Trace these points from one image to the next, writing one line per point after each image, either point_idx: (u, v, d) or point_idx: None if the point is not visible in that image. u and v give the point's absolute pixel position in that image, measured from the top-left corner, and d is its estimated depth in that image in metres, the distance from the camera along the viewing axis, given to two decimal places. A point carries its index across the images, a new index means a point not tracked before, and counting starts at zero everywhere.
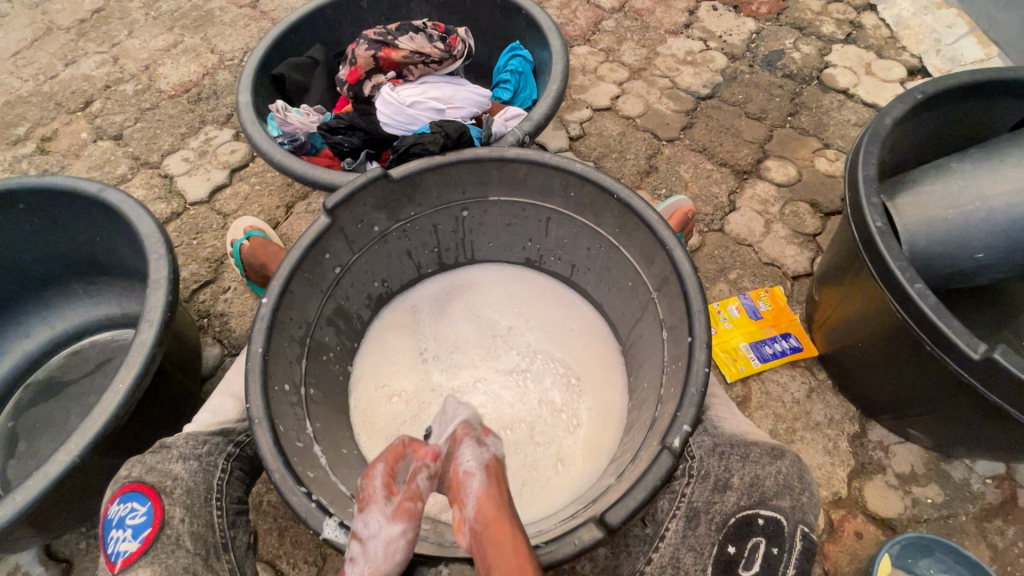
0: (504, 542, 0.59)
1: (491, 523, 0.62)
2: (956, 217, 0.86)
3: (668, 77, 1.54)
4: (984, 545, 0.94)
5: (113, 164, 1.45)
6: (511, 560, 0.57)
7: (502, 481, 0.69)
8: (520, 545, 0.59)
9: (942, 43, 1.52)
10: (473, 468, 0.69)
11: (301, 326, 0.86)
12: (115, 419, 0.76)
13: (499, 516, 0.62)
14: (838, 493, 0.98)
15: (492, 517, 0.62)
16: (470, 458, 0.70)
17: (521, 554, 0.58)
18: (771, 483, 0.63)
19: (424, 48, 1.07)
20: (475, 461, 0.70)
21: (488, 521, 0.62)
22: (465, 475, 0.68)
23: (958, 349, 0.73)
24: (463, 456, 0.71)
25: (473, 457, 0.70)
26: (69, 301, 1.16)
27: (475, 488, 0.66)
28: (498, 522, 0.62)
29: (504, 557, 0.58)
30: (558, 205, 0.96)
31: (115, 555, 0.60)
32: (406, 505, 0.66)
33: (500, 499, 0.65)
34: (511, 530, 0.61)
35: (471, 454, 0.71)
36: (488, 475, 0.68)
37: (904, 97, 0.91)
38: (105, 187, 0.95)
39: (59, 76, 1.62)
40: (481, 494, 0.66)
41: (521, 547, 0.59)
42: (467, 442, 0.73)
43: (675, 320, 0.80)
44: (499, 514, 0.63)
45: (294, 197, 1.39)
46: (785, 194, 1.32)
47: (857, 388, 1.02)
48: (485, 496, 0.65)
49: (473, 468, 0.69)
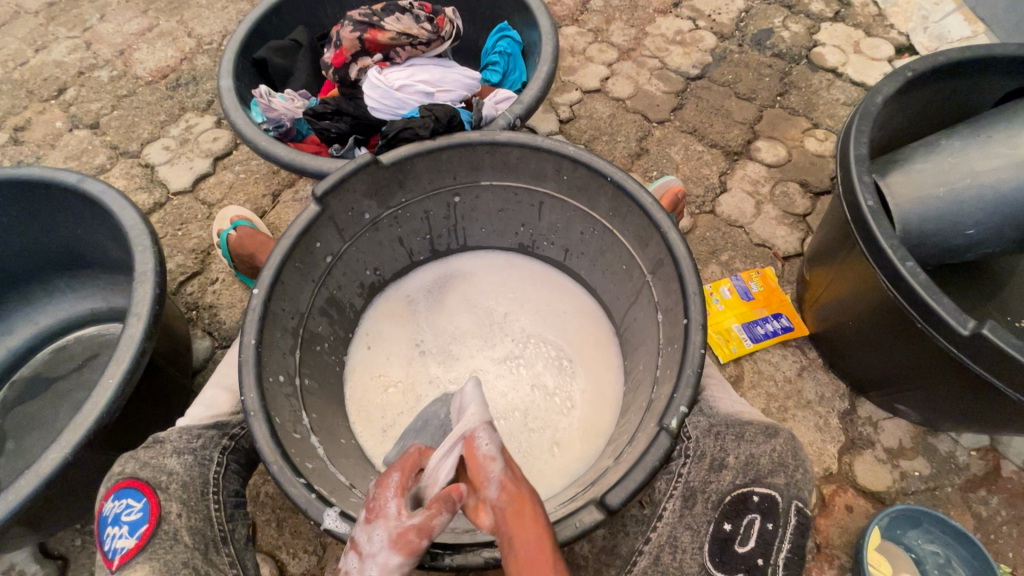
0: (523, 517, 0.59)
1: (515, 498, 0.60)
2: (947, 194, 0.87)
3: (657, 57, 1.53)
4: (969, 515, 0.96)
5: (91, 153, 1.41)
6: (532, 532, 0.57)
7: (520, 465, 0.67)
8: (543, 522, 0.58)
9: (930, 21, 1.52)
10: (492, 452, 0.67)
11: (294, 316, 0.85)
12: (105, 415, 0.75)
13: (522, 494, 0.61)
14: (829, 468, 1.00)
15: (515, 493, 0.61)
16: (488, 442, 0.68)
17: (542, 527, 0.58)
18: (766, 461, 0.63)
19: (411, 29, 1.05)
20: (494, 446, 0.68)
21: (511, 497, 0.61)
22: (485, 459, 0.66)
23: (948, 326, 0.74)
24: (481, 441, 0.68)
25: (492, 443, 0.68)
26: (50, 297, 1.14)
27: (495, 472, 0.64)
28: (522, 498, 0.60)
29: (527, 534, 0.57)
30: (551, 189, 0.95)
31: (113, 552, 0.60)
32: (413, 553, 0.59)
33: (520, 479, 0.64)
34: (532, 508, 0.60)
35: (489, 440, 0.68)
36: (507, 461, 0.66)
37: (894, 75, 0.91)
38: (85, 178, 0.92)
39: (30, 62, 1.57)
40: (503, 478, 0.63)
41: (542, 522, 0.59)
42: (485, 427, 0.70)
43: (671, 303, 0.80)
44: (522, 491, 0.61)
45: (280, 184, 1.36)
46: (775, 174, 1.32)
47: (846, 366, 1.04)
48: (508, 475, 0.64)
49: (493, 452, 0.67)
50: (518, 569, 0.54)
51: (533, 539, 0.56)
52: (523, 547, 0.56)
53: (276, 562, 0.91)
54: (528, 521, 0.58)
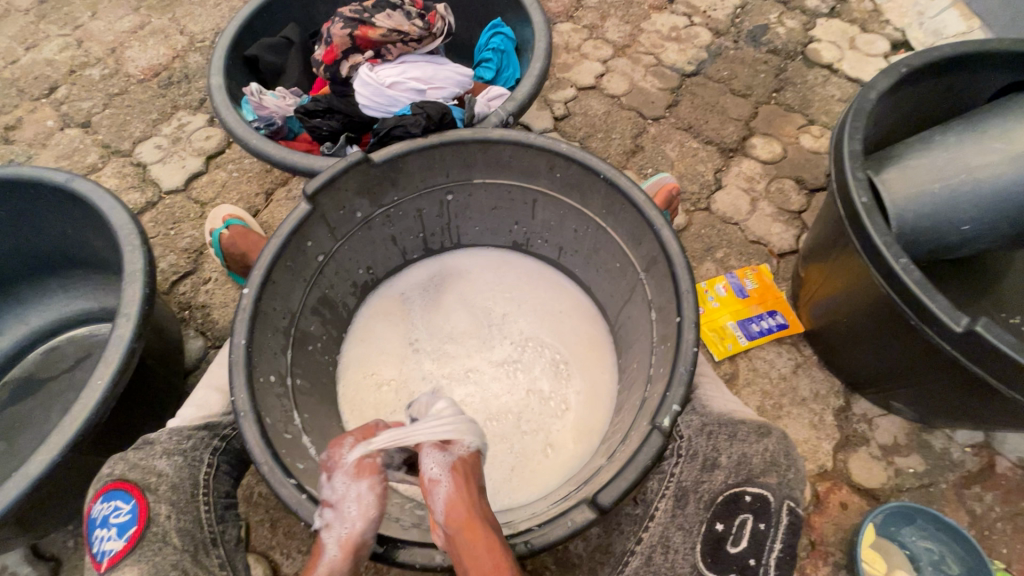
0: (474, 544, 0.60)
1: (463, 528, 0.61)
2: (941, 190, 0.87)
3: (653, 54, 1.52)
4: (963, 511, 0.96)
5: (82, 152, 1.40)
6: (481, 561, 0.58)
7: (472, 479, 0.68)
8: (495, 547, 0.60)
9: (925, 16, 1.52)
10: (438, 476, 0.67)
11: (285, 316, 0.85)
12: (95, 416, 0.74)
13: (470, 519, 0.62)
14: (824, 466, 0.99)
15: (461, 522, 0.62)
16: (433, 465, 0.68)
17: (497, 554, 0.59)
18: (758, 460, 0.63)
19: (402, 25, 1.03)
20: (438, 467, 0.68)
21: (459, 526, 0.62)
22: (430, 485, 0.67)
23: (941, 323, 0.74)
24: (426, 462, 0.68)
25: (436, 463, 0.68)
26: (42, 296, 1.13)
27: (441, 497, 0.65)
28: (469, 527, 0.61)
29: (477, 564, 0.58)
30: (544, 186, 0.94)
31: (102, 555, 0.60)
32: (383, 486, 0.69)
33: (469, 500, 0.65)
34: (484, 534, 0.61)
35: (435, 459, 0.68)
36: (455, 481, 0.66)
37: (889, 71, 0.90)
38: (73, 177, 0.91)
39: (20, 61, 1.56)
40: (450, 501, 0.64)
41: (495, 546, 0.60)
42: (430, 444, 0.69)
43: (664, 301, 0.80)
44: (469, 517, 0.63)
45: (273, 183, 1.36)
46: (771, 171, 1.32)
47: (841, 362, 1.04)
48: (454, 499, 0.64)
49: (438, 475, 0.67)
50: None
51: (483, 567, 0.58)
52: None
53: (270, 563, 0.91)
54: (479, 547, 0.60)
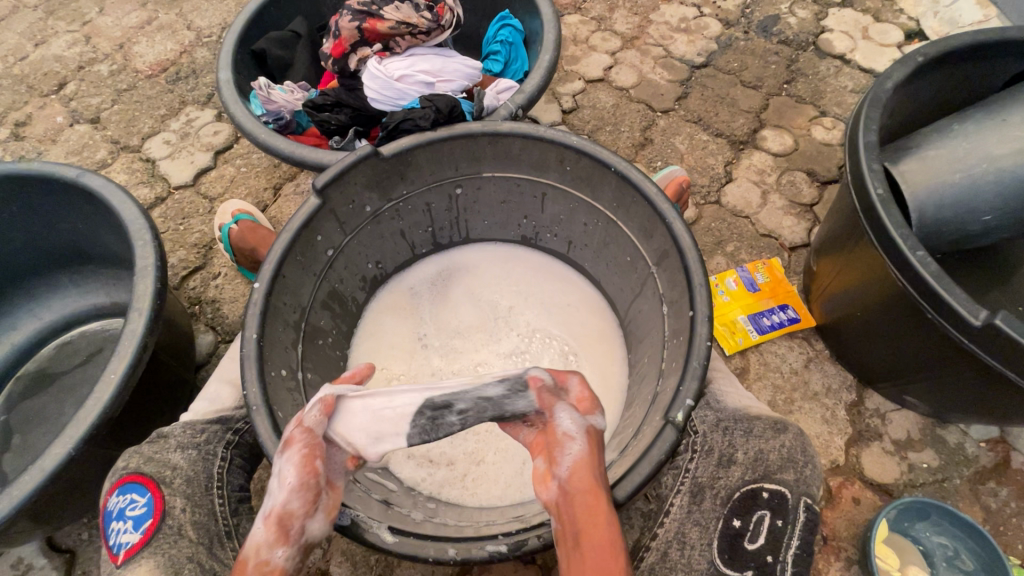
0: (598, 513, 0.55)
1: (589, 492, 0.57)
2: (962, 181, 0.85)
3: (662, 45, 1.50)
4: (977, 507, 0.95)
5: (91, 148, 1.41)
6: (604, 536, 0.54)
7: (602, 452, 0.62)
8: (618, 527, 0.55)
9: (940, 5, 1.49)
10: (574, 431, 0.61)
11: (296, 311, 0.85)
12: (109, 410, 0.75)
13: (595, 490, 0.57)
14: (836, 461, 0.99)
15: (589, 487, 0.57)
16: (569, 420, 0.63)
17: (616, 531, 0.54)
18: (775, 457, 0.63)
19: (410, 17, 1.02)
20: (575, 425, 0.62)
21: (585, 490, 0.57)
22: (564, 437, 0.61)
23: (959, 316, 0.73)
24: (562, 416, 0.63)
25: (572, 419, 0.63)
26: (55, 292, 1.14)
27: (571, 452, 0.60)
28: (596, 493, 0.57)
29: (597, 534, 0.54)
30: (554, 180, 0.93)
31: (118, 547, 0.60)
32: (309, 446, 0.63)
33: (600, 470, 0.59)
34: (608, 511, 0.56)
35: (570, 415, 0.63)
36: (589, 445, 0.61)
37: (905, 61, 0.89)
38: (84, 172, 0.92)
39: (29, 57, 1.56)
40: (579, 462, 0.59)
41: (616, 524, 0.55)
42: (565, 403, 0.65)
43: (676, 295, 0.79)
44: (596, 485, 0.57)
45: (281, 178, 1.36)
46: (782, 163, 1.31)
47: (855, 358, 1.02)
48: (585, 461, 0.59)
49: (574, 431, 0.62)
50: (581, 570, 0.52)
51: (604, 539, 0.53)
52: (592, 543, 0.53)
53: None
54: (601, 512, 0.55)
